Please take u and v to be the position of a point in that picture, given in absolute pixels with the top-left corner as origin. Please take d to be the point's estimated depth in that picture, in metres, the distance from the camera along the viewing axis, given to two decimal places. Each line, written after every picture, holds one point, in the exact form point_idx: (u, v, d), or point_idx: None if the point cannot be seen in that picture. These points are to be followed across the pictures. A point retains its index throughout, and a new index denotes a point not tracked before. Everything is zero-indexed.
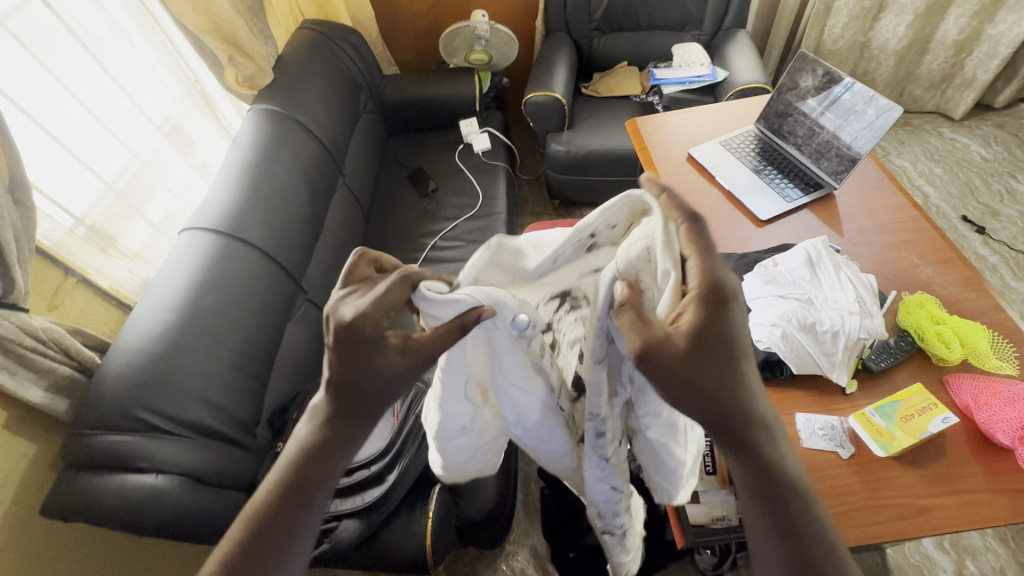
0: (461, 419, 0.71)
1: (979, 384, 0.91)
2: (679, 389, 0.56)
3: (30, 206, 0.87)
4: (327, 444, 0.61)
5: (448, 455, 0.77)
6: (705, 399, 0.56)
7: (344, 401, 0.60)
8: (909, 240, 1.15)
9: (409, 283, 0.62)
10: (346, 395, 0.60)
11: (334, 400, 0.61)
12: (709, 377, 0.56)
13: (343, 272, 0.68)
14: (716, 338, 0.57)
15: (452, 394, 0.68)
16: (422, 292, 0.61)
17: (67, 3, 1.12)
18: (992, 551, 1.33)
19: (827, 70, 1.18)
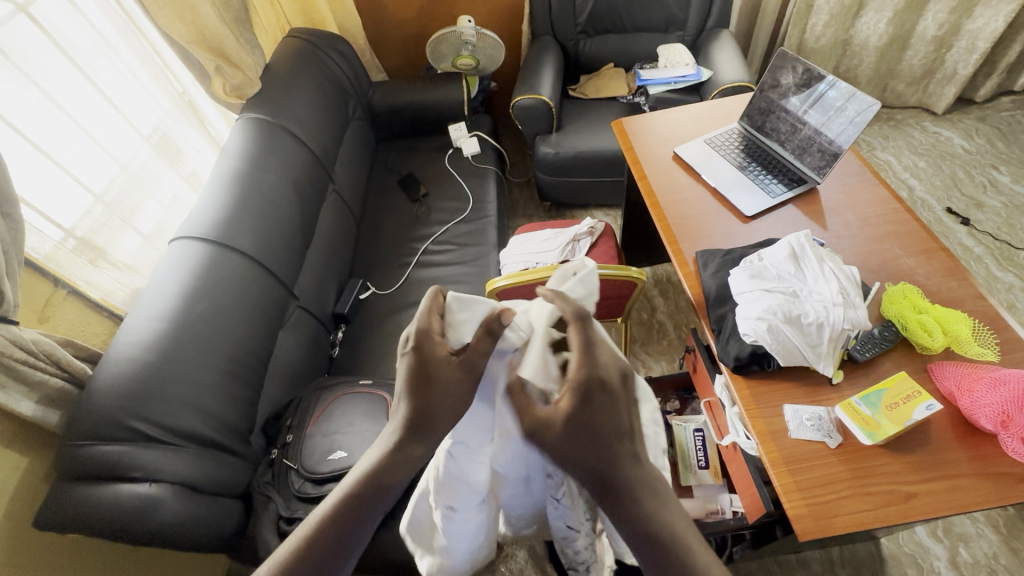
0: (470, 497, 0.67)
1: (963, 370, 0.92)
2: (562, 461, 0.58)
3: (17, 219, 0.88)
4: (395, 468, 0.59)
5: (448, 535, 0.72)
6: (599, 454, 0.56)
7: (416, 429, 0.59)
8: (892, 232, 1.17)
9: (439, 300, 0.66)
10: (420, 422, 0.59)
11: (407, 428, 0.59)
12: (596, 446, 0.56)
13: (421, 311, 0.64)
14: (595, 419, 0.57)
15: (471, 459, 0.66)
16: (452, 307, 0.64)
17: (52, 17, 1.13)
18: (984, 538, 1.35)
19: (806, 68, 1.20)
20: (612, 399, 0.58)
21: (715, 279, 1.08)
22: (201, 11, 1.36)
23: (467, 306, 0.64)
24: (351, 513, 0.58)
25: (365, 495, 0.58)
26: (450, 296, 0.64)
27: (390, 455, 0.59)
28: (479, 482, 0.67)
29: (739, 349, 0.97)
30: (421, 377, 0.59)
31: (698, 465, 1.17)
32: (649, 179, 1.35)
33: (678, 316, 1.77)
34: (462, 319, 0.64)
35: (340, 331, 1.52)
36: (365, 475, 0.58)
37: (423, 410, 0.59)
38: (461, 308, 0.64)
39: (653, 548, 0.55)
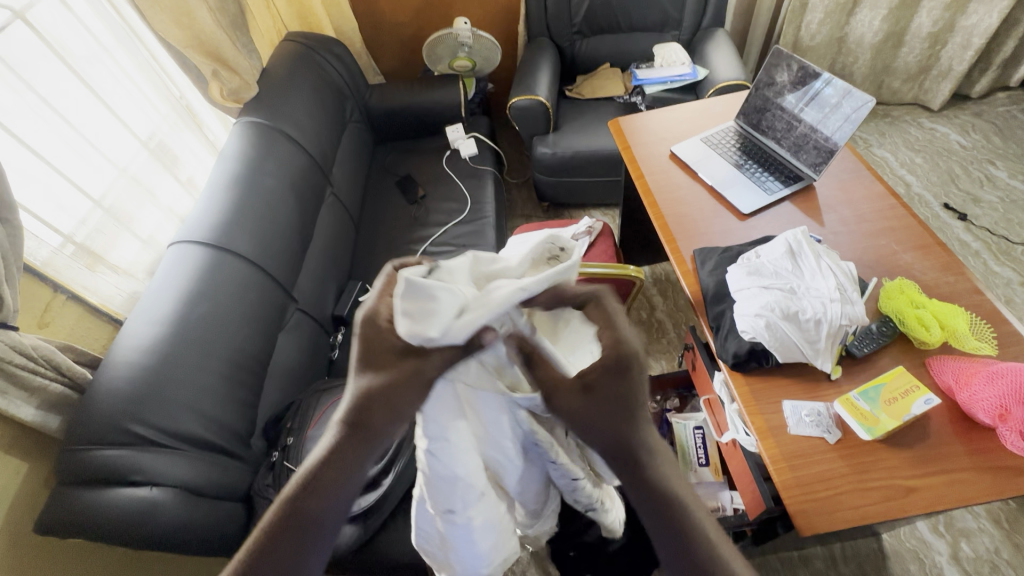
0: (467, 495, 0.62)
1: (961, 364, 0.93)
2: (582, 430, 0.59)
3: (15, 224, 0.88)
4: (336, 473, 0.56)
5: (459, 545, 0.66)
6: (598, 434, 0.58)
7: (356, 431, 0.56)
8: (888, 227, 1.17)
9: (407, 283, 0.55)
10: (359, 426, 0.56)
11: (342, 429, 0.56)
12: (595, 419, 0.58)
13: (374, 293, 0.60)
14: (611, 393, 0.59)
15: (455, 453, 0.61)
16: (406, 290, 0.55)
17: (50, 25, 1.14)
18: (986, 533, 1.35)
19: (801, 66, 1.21)
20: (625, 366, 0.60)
21: (713, 276, 1.08)
22: (198, 16, 1.37)
23: (421, 297, 0.55)
24: (294, 529, 0.55)
25: (302, 505, 0.55)
26: (404, 280, 0.55)
27: (329, 455, 0.56)
28: (470, 475, 0.62)
29: (738, 346, 0.97)
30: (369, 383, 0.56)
31: (699, 462, 1.17)
32: (646, 178, 1.35)
33: (677, 314, 1.78)
34: (411, 311, 0.55)
35: (339, 333, 1.52)
36: (298, 482, 0.56)
37: (360, 415, 0.56)
38: (417, 296, 0.55)
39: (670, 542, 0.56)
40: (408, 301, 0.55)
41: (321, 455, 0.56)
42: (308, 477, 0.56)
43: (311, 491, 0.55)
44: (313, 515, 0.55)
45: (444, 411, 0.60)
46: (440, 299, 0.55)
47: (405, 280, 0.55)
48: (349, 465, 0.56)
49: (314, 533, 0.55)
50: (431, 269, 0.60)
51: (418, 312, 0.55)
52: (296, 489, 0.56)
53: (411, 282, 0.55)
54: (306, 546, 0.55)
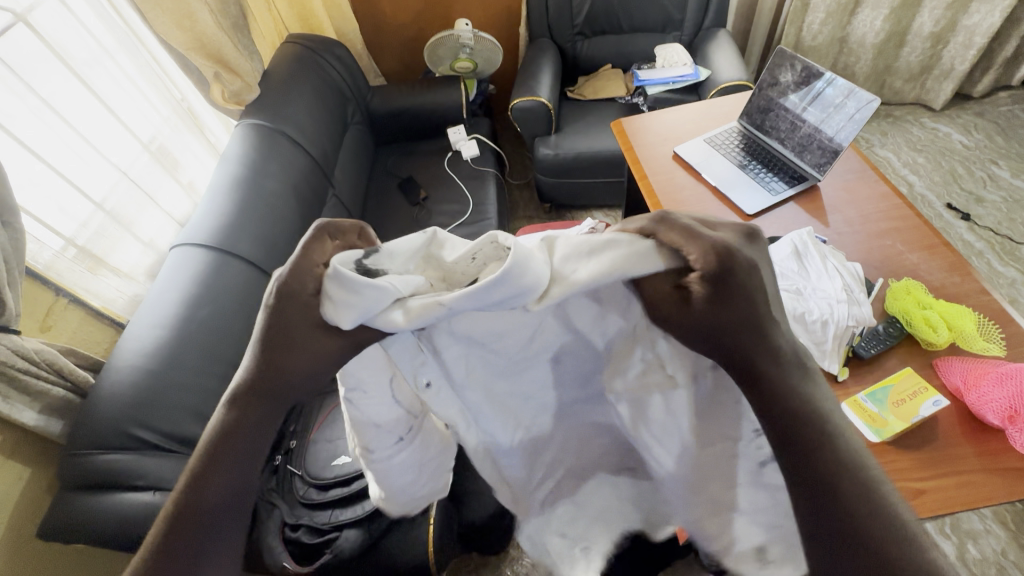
0: (386, 437, 0.64)
1: (969, 366, 0.92)
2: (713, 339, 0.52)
3: (18, 228, 0.87)
4: (243, 443, 0.49)
5: (386, 478, 0.68)
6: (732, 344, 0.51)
7: (265, 390, 0.50)
8: (894, 228, 1.16)
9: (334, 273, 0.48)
10: (266, 383, 0.50)
11: (241, 391, 0.50)
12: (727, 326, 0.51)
13: (298, 252, 0.51)
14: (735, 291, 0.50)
15: (374, 405, 0.61)
16: (333, 283, 0.48)
17: (50, 26, 1.13)
18: (992, 534, 1.34)
19: (805, 66, 1.20)
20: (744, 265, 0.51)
21: None
22: (199, 18, 1.36)
23: (353, 291, 0.48)
24: (205, 525, 0.47)
25: (199, 497, 0.47)
26: (332, 272, 0.48)
27: (232, 425, 0.49)
28: (389, 421, 0.63)
29: None
30: (273, 337, 0.50)
31: None
32: (649, 179, 1.34)
33: None
34: (340, 302, 0.49)
35: None
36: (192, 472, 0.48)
37: (274, 371, 0.50)
38: (343, 286, 0.48)
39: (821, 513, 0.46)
40: (335, 288, 0.49)
41: (222, 426, 0.49)
42: (207, 459, 0.48)
43: (210, 476, 0.48)
44: (222, 499, 0.48)
45: (366, 372, 0.58)
46: (375, 296, 0.49)
47: (333, 267, 0.48)
48: (262, 428, 0.50)
49: (225, 526, 0.48)
50: (369, 251, 0.54)
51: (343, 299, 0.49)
52: (188, 482, 0.47)
53: (342, 274, 0.48)
54: (213, 540, 0.48)
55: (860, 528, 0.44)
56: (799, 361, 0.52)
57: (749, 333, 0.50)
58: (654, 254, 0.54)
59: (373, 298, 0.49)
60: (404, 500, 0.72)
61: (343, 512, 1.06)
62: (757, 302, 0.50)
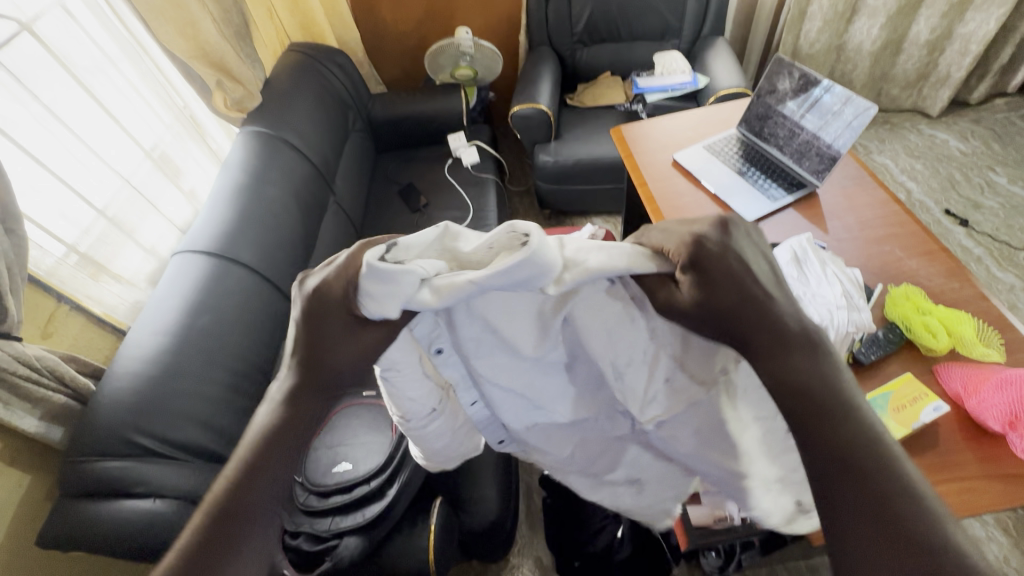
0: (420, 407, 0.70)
1: (969, 371, 0.93)
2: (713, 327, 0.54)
3: (21, 235, 0.88)
4: (296, 429, 0.52)
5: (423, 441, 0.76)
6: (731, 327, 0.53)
7: (317, 379, 0.53)
8: (892, 233, 1.17)
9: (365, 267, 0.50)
10: (320, 373, 0.53)
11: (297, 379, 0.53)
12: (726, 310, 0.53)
13: (337, 268, 0.53)
14: (721, 272, 0.53)
15: (406, 380, 0.66)
16: (366, 277, 0.50)
17: (54, 35, 1.14)
18: (994, 541, 1.34)
19: (803, 74, 1.21)
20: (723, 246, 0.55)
21: None
22: (202, 27, 1.37)
23: (384, 281, 0.50)
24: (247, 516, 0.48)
25: (251, 481, 0.49)
26: (365, 267, 0.50)
27: (287, 412, 0.52)
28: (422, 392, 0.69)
29: None
30: (314, 327, 0.53)
31: None
32: (649, 186, 1.35)
33: None
34: (374, 293, 0.51)
35: None
36: (247, 456, 0.50)
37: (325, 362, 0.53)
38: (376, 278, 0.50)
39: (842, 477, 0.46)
40: (369, 282, 0.51)
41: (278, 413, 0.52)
42: (257, 446, 0.51)
43: (260, 465, 0.50)
44: (268, 484, 0.50)
45: (397, 354, 0.63)
46: (405, 284, 0.51)
47: (365, 262, 0.50)
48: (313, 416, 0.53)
49: (265, 514, 0.49)
50: (388, 245, 0.54)
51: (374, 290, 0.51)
52: (244, 465, 0.50)
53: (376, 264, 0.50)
54: (258, 525, 0.49)
55: (874, 499, 0.45)
56: (807, 339, 0.53)
57: (746, 315, 0.52)
58: (646, 258, 0.58)
59: (404, 289, 0.51)
60: (439, 459, 0.81)
61: (344, 519, 1.05)
62: (743, 280, 0.53)
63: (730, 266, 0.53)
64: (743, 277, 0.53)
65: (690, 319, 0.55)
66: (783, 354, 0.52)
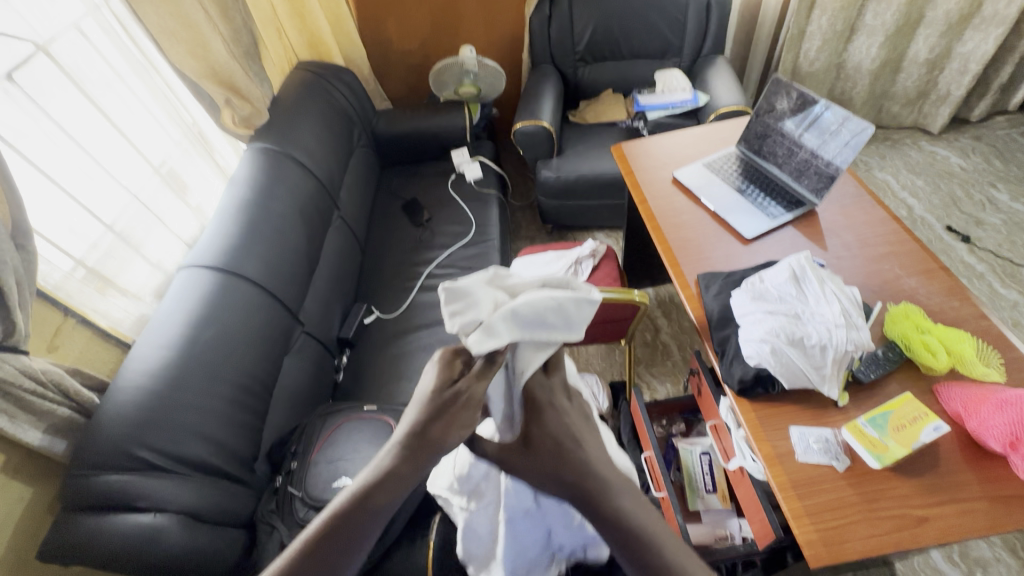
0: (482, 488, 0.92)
1: (969, 392, 0.92)
2: (540, 467, 0.64)
3: (31, 250, 0.90)
4: (389, 491, 0.61)
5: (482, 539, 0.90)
6: (553, 473, 0.63)
7: (419, 447, 0.61)
8: (891, 252, 1.18)
9: (452, 293, 0.66)
10: (417, 447, 0.61)
11: (404, 449, 0.62)
12: (549, 461, 0.63)
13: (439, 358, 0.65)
14: (547, 437, 0.65)
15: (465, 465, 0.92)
16: (451, 296, 0.66)
17: (68, 53, 1.18)
18: (1002, 563, 1.32)
19: (801, 93, 1.23)
20: (563, 415, 0.67)
21: (717, 301, 1.08)
22: (212, 47, 1.42)
23: (464, 298, 0.66)
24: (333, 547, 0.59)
25: (344, 523, 0.60)
26: (447, 287, 0.66)
27: (388, 474, 0.61)
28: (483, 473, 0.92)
29: (743, 372, 0.97)
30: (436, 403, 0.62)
31: (706, 489, 1.18)
32: (649, 204, 1.36)
33: (681, 336, 1.79)
34: (462, 306, 0.66)
35: (344, 355, 1.52)
36: (350, 501, 0.61)
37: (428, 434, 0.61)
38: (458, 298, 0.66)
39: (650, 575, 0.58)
40: (453, 301, 0.66)
41: (379, 474, 0.61)
42: (364, 490, 0.61)
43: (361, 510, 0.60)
44: (358, 531, 0.60)
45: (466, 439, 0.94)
46: (480, 300, 0.67)
47: (450, 288, 0.66)
48: (402, 486, 0.61)
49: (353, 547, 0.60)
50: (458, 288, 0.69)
51: (456, 316, 0.65)
52: (345, 509, 0.60)
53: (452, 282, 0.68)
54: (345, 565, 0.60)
55: None
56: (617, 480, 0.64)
57: (557, 464, 0.63)
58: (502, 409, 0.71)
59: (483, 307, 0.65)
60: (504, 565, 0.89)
61: None
62: (559, 435, 0.65)
63: (555, 430, 0.65)
64: (556, 431, 0.65)
65: (528, 463, 0.65)
66: (601, 493, 0.62)
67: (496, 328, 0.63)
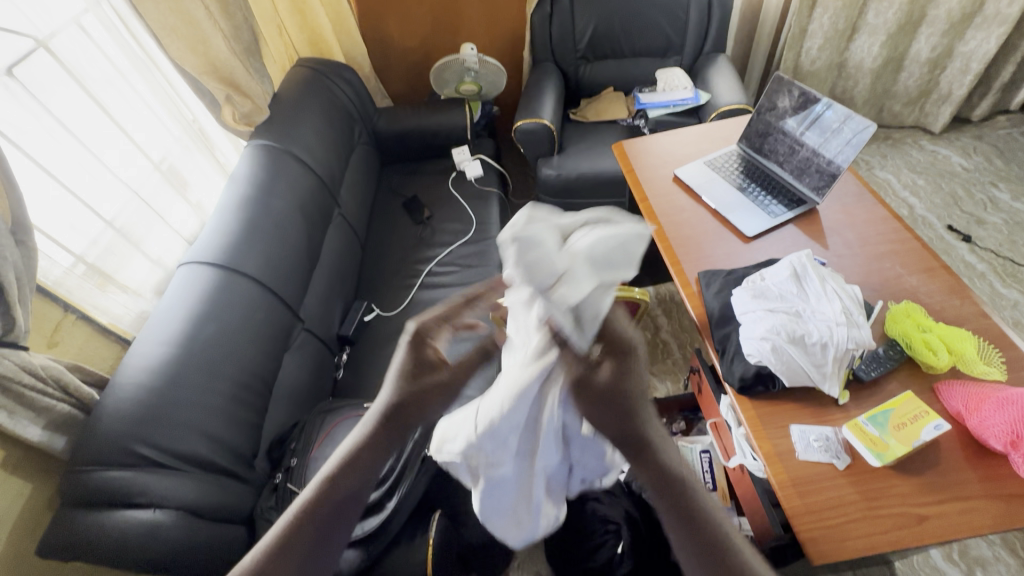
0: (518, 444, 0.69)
1: (970, 390, 0.92)
2: (607, 417, 0.58)
3: (31, 246, 0.89)
4: (367, 463, 0.62)
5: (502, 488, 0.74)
6: (618, 427, 0.59)
7: (395, 420, 0.62)
8: (893, 250, 1.18)
9: (517, 243, 0.61)
10: (396, 418, 0.62)
11: (380, 424, 0.62)
12: (618, 417, 0.58)
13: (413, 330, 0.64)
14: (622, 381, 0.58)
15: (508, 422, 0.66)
16: (517, 246, 0.61)
17: (67, 48, 1.17)
18: (1002, 562, 1.32)
19: (803, 91, 1.22)
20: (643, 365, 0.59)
21: (718, 299, 1.08)
22: (212, 43, 1.41)
23: (529, 249, 0.61)
24: (316, 523, 0.60)
25: (332, 493, 0.61)
26: (511, 239, 0.61)
27: (364, 447, 0.62)
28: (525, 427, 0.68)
29: (744, 370, 0.97)
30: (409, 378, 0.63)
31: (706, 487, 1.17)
32: (650, 201, 1.36)
33: (682, 334, 1.78)
34: (528, 255, 0.61)
35: (344, 352, 1.52)
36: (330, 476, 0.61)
37: (402, 407, 0.62)
38: (527, 248, 0.61)
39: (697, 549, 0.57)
40: (519, 252, 0.61)
41: (356, 449, 0.62)
42: (343, 465, 0.62)
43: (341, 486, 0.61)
44: (343, 500, 0.61)
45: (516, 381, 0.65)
46: (547, 245, 0.62)
47: (513, 238, 0.61)
48: (381, 456, 0.62)
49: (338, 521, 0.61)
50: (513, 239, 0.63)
51: (530, 268, 0.60)
52: (327, 484, 0.61)
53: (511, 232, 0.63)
54: (334, 535, 0.61)
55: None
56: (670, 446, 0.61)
57: (625, 420, 0.58)
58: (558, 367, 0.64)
59: (551, 259, 0.61)
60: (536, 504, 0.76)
61: None
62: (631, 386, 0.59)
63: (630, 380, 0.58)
64: (629, 380, 0.58)
65: (591, 405, 0.58)
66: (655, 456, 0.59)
67: (576, 274, 0.61)
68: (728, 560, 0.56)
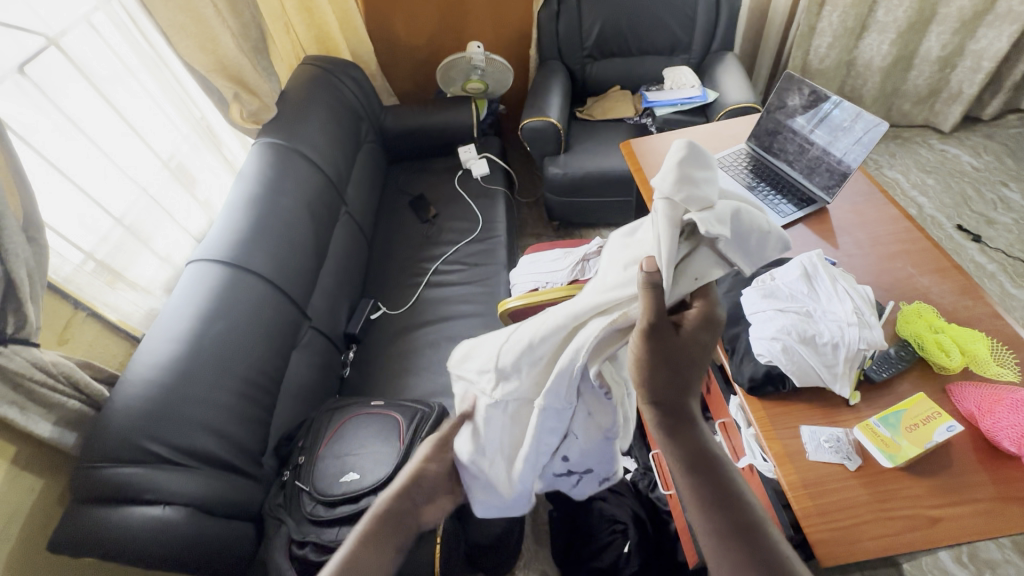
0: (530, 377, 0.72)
1: (983, 391, 0.91)
2: (665, 373, 0.61)
3: (42, 243, 0.90)
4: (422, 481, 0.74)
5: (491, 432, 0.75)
6: (665, 396, 0.62)
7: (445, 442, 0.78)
8: (904, 250, 1.17)
9: (691, 154, 0.63)
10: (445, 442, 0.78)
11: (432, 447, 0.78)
12: (671, 380, 0.62)
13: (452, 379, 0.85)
14: (689, 337, 0.62)
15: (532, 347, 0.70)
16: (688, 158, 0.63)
17: (77, 46, 1.17)
18: (1012, 564, 1.31)
19: (813, 90, 1.21)
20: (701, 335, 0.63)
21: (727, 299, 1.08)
22: (222, 41, 1.42)
23: (694, 170, 0.63)
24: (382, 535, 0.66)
25: (397, 505, 0.69)
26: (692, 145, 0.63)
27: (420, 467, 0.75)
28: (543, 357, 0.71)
29: (753, 370, 0.96)
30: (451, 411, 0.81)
31: None
32: None
33: None
34: (693, 174, 0.63)
35: (351, 351, 1.53)
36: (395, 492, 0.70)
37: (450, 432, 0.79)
38: (694, 161, 0.64)
39: (728, 523, 0.60)
40: (686, 161, 0.63)
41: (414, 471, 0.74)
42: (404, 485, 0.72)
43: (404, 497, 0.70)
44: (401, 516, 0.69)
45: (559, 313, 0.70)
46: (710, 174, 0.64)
47: (693, 148, 0.63)
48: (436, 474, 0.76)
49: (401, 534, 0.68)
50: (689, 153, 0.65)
51: (686, 181, 0.62)
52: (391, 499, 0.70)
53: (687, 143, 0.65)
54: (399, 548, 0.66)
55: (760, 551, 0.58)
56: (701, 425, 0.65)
57: (674, 387, 0.62)
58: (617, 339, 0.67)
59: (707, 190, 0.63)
60: (520, 462, 0.75)
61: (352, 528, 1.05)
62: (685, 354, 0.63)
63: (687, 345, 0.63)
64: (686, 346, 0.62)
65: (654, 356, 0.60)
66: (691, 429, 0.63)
67: (720, 213, 0.63)
68: (762, 537, 0.59)
